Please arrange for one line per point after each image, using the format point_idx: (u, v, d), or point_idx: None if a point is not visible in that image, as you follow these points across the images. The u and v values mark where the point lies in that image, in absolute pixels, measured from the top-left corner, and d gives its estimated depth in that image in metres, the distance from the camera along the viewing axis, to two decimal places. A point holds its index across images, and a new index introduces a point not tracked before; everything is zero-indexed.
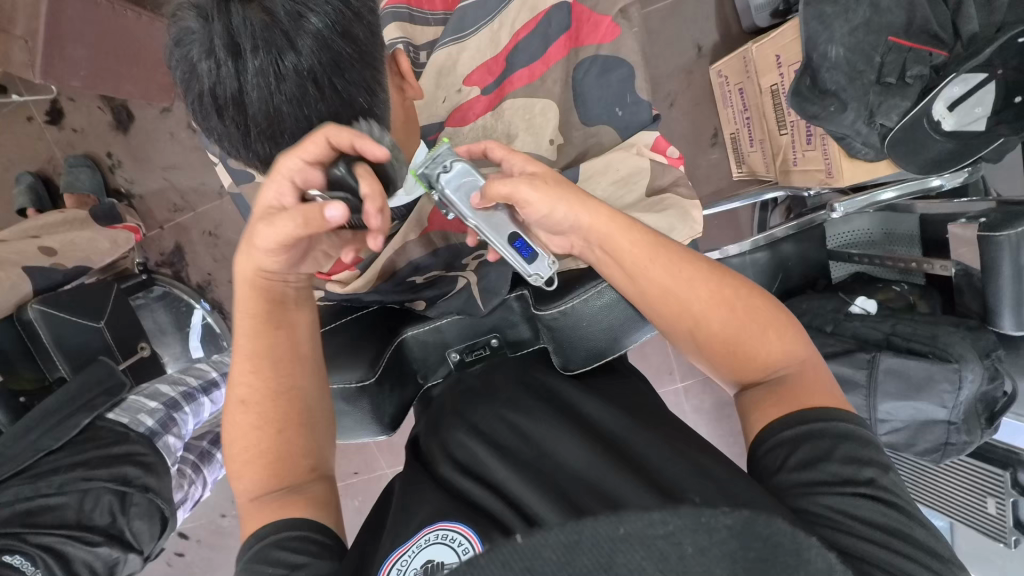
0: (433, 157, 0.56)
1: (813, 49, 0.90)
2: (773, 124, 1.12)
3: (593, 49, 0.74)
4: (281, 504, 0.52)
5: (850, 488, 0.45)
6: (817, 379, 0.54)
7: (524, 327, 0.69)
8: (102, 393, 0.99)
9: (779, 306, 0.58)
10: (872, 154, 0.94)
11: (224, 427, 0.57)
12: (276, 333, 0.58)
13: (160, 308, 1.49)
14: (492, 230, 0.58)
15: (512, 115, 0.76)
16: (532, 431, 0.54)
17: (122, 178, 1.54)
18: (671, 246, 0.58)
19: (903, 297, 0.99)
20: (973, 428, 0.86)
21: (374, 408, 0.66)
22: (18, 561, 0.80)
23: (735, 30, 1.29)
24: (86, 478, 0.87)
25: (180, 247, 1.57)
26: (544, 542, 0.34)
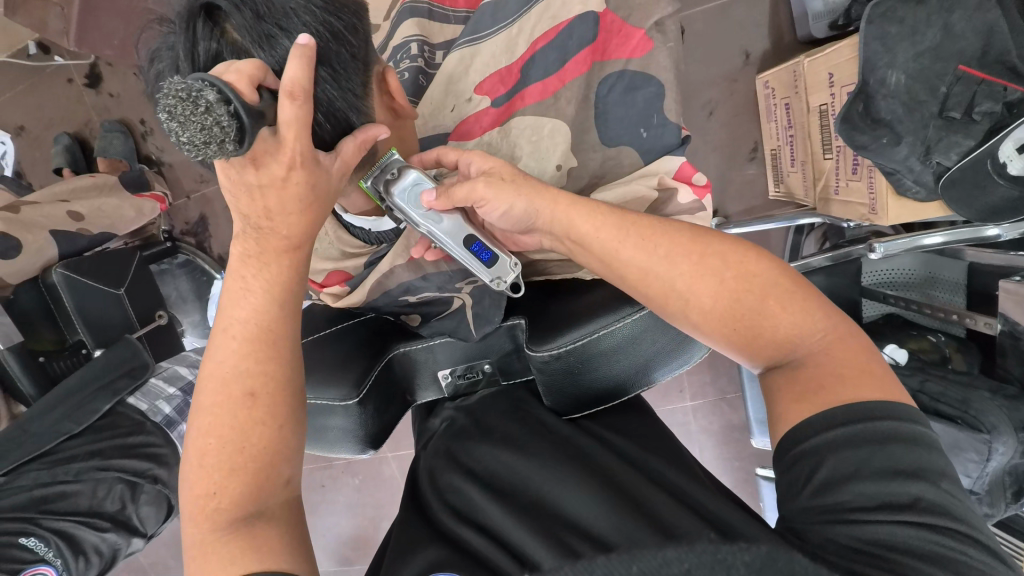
0: (382, 167, 0.60)
1: (870, 73, 0.83)
2: (817, 147, 1.04)
3: (621, 63, 0.70)
4: (246, 545, 0.47)
5: (892, 514, 0.38)
6: (841, 351, 0.47)
7: (515, 358, 0.70)
8: (124, 374, 1.04)
9: (785, 273, 0.53)
10: (923, 193, 0.86)
11: (199, 438, 0.53)
12: (270, 343, 0.55)
13: (182, 277, 1.53)
14: (448, 234, 0.61)
15: (519, 135, 0.71)
16: (526, 475, 0.53)
17: (152, 145, 1.57)
18: (642, 223, 0.56)
19: (938, 348, 0.93)
20: (996, 501, 0.79)
21: (360, 424, 0.65)
22: (32, 543, 0.83)
23: (788, 38, 1.19)
24: (103, 467, 0.92)
25: (204, 217, 1.59)
26: None
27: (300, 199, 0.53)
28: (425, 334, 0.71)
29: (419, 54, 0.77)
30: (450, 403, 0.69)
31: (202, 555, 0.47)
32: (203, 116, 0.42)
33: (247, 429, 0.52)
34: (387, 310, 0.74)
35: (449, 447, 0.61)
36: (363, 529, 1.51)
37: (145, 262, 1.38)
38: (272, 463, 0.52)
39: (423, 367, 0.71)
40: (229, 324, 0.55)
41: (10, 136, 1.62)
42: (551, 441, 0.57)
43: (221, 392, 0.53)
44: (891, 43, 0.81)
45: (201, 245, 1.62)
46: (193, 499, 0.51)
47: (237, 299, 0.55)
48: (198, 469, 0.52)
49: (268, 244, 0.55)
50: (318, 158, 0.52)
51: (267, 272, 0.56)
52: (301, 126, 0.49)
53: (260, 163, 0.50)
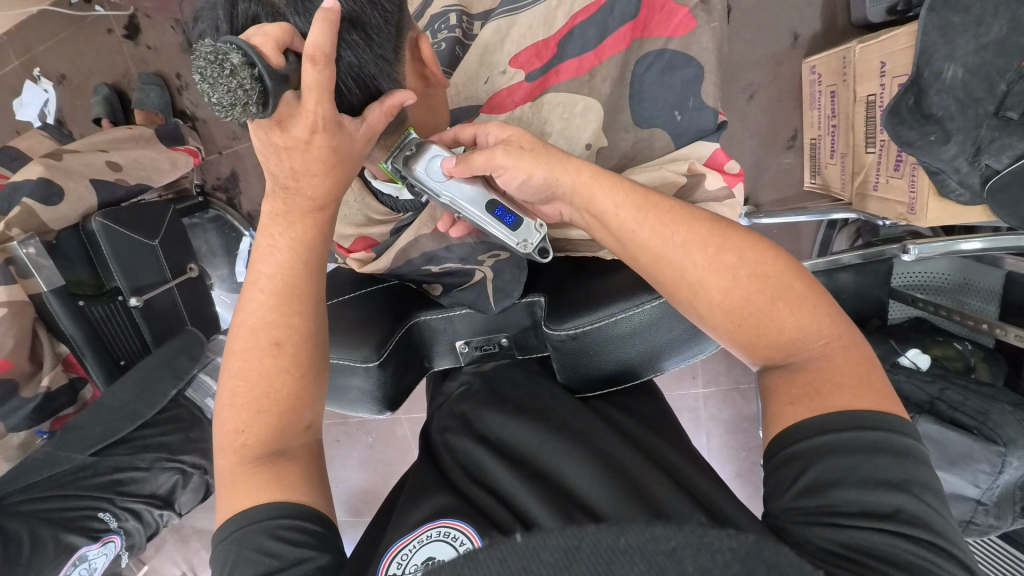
0: (399, 145, 0.60)
1: (926, 64, 0.78)
2: (860, 139, 1.00)
3: (661, 42, 0.68)
4: (274, 478, 0.51)
5: (871, 522, 0.39)
6: (843, 358, 0.48)
7: (532, 334, 0.71)
8: (185, 354, 1.19)
9: (798, 275, 0.52)
10: (967, 197, 0.82)
11: (225, 383, 0.56)
12: (299, 296, 0.57)
13: (212, 231, 1.65)
14: (473, 202, 0.60)
15: (551, 110, 0.70)
16: (528, 443, 0.55)
17: (187, 100, 1.59)
18: (661, 207, 0.55)
19: (964, 357, 0.91)
20: (1004, 514, 0.79)
21: (379, 387, 0.67)
22: (106, 517, 1.01)
23: (841, 21, 1.13)
24: (172, 459, 1.11)
25: (235, 174, 1.63)
26: (543, 545, 0.34)
27: (324, 162, 0.52)
28: (445, 304, 0.73)
29: (457, 25, 0.76)
30: (464, 367, 0.71)
31: (227, 484, 0.51)
32: (229, 79, 0.42)
33: (270, 376, 0.55)
34: (409, 278, 0.75)
35: (465, 410, 0.63)
36: (373, 484, 1.58)
37: (178, 215, 1.42)
38: (293, 407, 0.55)
39: (441, 337, 0.72)
40: (259, 278, 0.57)
41: (53, 84, 1.66)
42: (559, 412, 0.59)
43: (250, 340, 0.56)
44: (953, 35, 0.75)
45: (232, 202, 1.67)
46: (219, 438, 0.54)
47: (267, 255, 0.57)
48: (228, 407, 0.55)
49: (295, 201, 0.55)
50: (342, 123, 0.51)
51: (293, 232, 0.57)
52: (324, 91, 0.48)
53: (288, 124, 0.49)
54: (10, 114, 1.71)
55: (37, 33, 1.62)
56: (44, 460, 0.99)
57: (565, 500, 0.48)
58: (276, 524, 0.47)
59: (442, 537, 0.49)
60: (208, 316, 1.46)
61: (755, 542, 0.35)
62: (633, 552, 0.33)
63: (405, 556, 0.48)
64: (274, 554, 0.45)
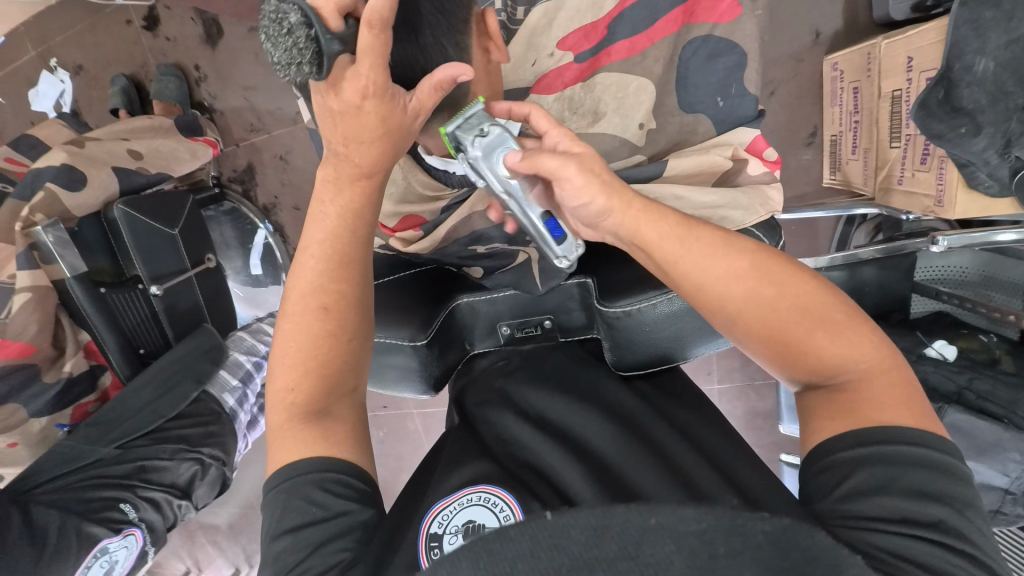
0: (467, 118, 0.56)
1: (956, 58, 0.79)
2: (884, 135, 1.01)
3: (708, 27, 0.68)
4: (320, 434, 0.53)
5: (910, 529, 0.41)
6: (884, 378, 0.49)
7: (579, 314, 0.70)
8: (207, 357, 1.19)
9: (846, 303, 0.53)
10: (996, 188, 0.83)
11: (272, 360, 0.58)
12: (350, 264, 0.58)
13: (228, 223, 1.66)
14: (527, 200, 0.58)
15: (603, 90, 0.70)
16: (566, 418, 0.59)
17: (205, 92, 1.59)
18: (703, 239, 0.56)
19: (989, 349, 0.91)
20: None
21: (422, 367, 0.68)
22: (127, 507, 1.00)
23: (863, 18, 1.14)
24: (193, 450, 1.11)
25: (251, 166, 1.64)
26: (573, 521, 0.34)
27: (373, 130, 0.52)
28: (487, 286, 0.72)
29: (502, 9, 0.77)
30: (505, 349, 0.70)
31: (275, 438, 0.54)
32: (285, 37, 0.45)
33: (316, 338, 0.56)
34: (449, 261, 0.76)
35: (505, 386, 0.65)
36: (386, 478, 1.58)
37: (196, 206, 1.43)
38: (336, 374, 0.57)
39: (481, 320, 0.72)
40: (310, 242, 0.57)
41: (69, 75, 1.66)
42: (600, 393, 0.62)
43: (297, 302, 0.57)
44: (985, 28, 0.76)
45: (247, 193, 1.68)
46: (270, 399, 0.57)
47: (315, 226, 0.57)
48: (278, 365, 0.57)
49: (344, 169, 0.56)
50: (393, 93, 0.50)
51: (341, 198, 0.57)
52: (377, 57, 0.47)
53: (340, 87, 0.49)
54: (26, 104, 1.70)
55: (54, 24, 1.62)
56: (69, 452, 1.00)
57: (603, 478, 0.53)
58: (320, 478, 0.50)
59: (481, 503, 0.54)
60: (223, 308, 1.45)
61: (787, 527, 0.35)
62: (665, 528, 0.33)
63: (447, 516, 0.53)
64: (321, 504, 0.49)
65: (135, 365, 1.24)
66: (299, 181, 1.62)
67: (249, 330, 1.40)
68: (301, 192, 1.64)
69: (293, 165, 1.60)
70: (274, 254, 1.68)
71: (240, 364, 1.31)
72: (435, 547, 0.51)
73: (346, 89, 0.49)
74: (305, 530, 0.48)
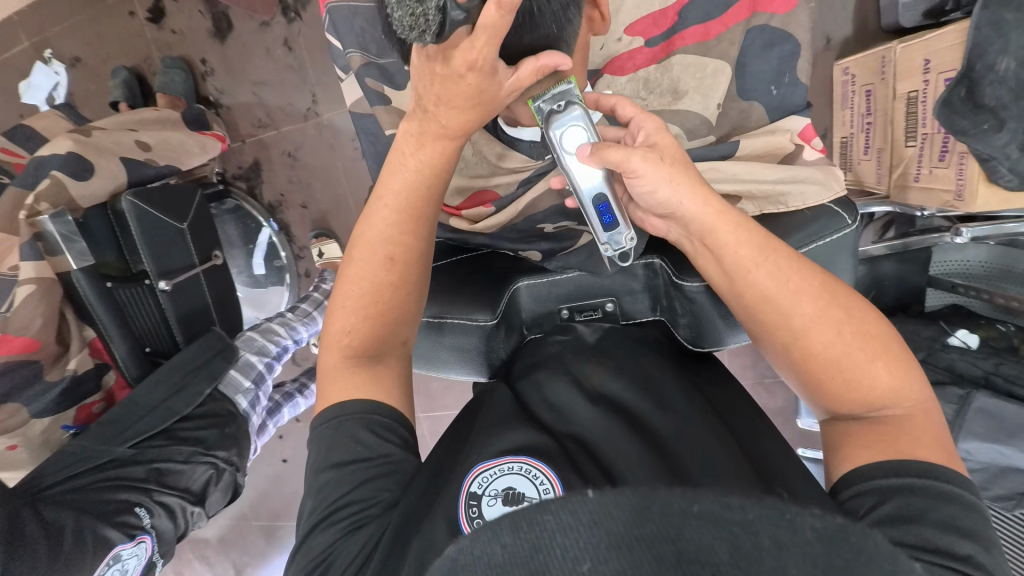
0: (554, 94, 0.59)
1: (978, 58, 0.84)
2: (899, 134, 1.05)
3: (766, 18, 0.69)
4: (370, 379, 0.62)
5: (944, 559, 0.42)
6: (924, 421, 0.51)
7: (642, 297, 0.72)
8: (220, 355, 1.14)
9: (899, 343, 0.55)
10: (1015, 182, 0.87)
11: (335, 297, 0.63)
12: (418, 222, 0.62)
13: (231, 222, 1.57)
14: (585, 183, 0.61)
15: (681, 71, 0.71)
16: (618, 390, 0.61)
17: (212, 86, 1.55)
18: (780, 251, 0.57)
19: (1007, 338, 0.95)
20: None
21: (487, 345, 0.72)
22: (142, 512, 0.96)
23: (872, 26, 1.20)
24: (208, 453, 1.07)
25: (258, 163, 1.61)
26: (614, 501, 0.34)
27: (467, 97, 0.53)
28: (548, 268, 0.74)
29: None
30: (563, 328, 0.71)
31: (334, 373, 0.62)
32: (415, 5, 0.41)
33: (380, 286, 0.61)
34: (505, 247, 0.78)
35: (559, 354, 0.67)
36: None
37: (205, 201, 1.39)
38: (394, 323, 0.63)
39: (539, 302, 0.73)
40: (390, 189, 0.61)
41: (65, 67, 1.59)
42: (647, 372, 0.63)
43: (366, 251, 0.62)
44: (1006, 29, 0.81)
45: (252, 191, 1.65)
46: (325, 337, 0.64)
47: (395, 179, 0.61)
48: (340, 308, 0.62)
49: (429, 128, 0.58)
50: (496, 68, 0.51)
51: (422, 153, 0.60)
52: (494, 35, 0.47)
53: (450, 55, 0.49)
54: (16, 96, 1.63)
55: (51, 14, 1.56)
56: (79, 454, 0.94)
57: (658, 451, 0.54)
58: (368, 420, 0.59)
59: (522, 472, 0.54)
60: (229, 307, 1.40)
61: (841, 524, 0.34)
62: (709, 517, 0.33)
63: (487, 478, 0.54)
64: (365, 444, 0.58)
65: (143, 364, 1.19)
66: (308, 178, 1.60)
67: (259, 330, 1.36)
68: (309, 189, 1.61)
69: (302, 161, 1.58)
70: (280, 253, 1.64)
71: (251, 364, 1.26)
72: (474, 506, 0.52)
73: (455, 57, 0.48)
74: (350, 464, 0.58)
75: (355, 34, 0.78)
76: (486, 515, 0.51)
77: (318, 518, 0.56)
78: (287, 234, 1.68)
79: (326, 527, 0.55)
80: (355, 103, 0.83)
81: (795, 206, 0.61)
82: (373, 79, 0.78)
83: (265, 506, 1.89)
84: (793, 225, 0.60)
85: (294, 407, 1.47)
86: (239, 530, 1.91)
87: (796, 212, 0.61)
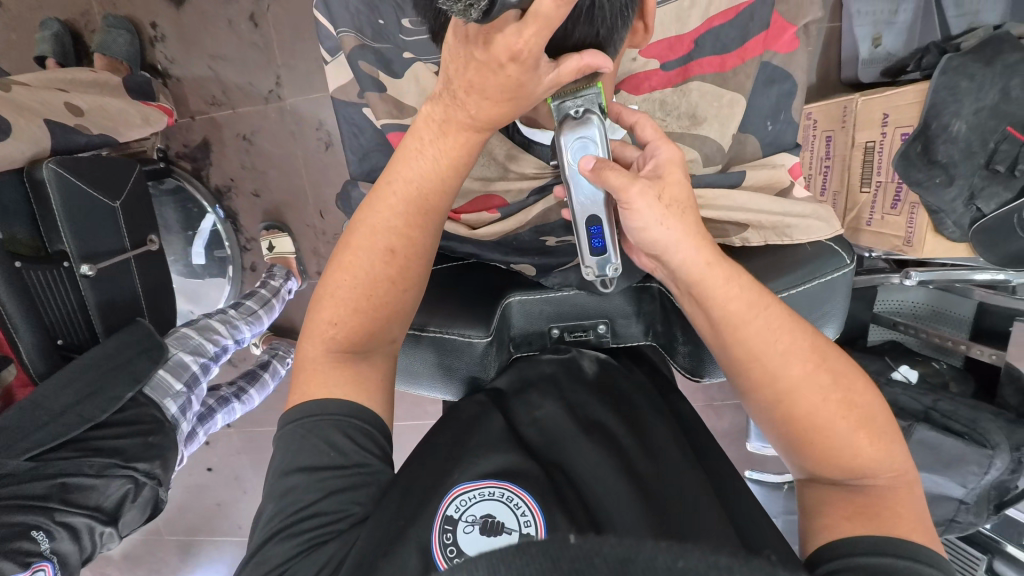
0: (577, 96, 0.56)
1: (935, 118, 0.92)
2: (855, 180, 1.13)
3: (769, 55, 0.71)
4: (354, 376, 0.59)
5: None
6: (902, 494, 0.52)
7: (635, 322, 0.72)
8: (144, 354, 1.00)
9: (883, 411, 0.56)
10: (958, 234, 0.96)
11: (324, 284, 0.60)
12: (425, 215, 0.59)
13: (170, 205, 1.45)
14: (582, 200, 0.58)
15: (699, 97, 0.70)
16: (609, 419, 0.60)
17: (161, 54, 1.41)
18: (772, 310, 0.56)
19: (941, 374, 1.03)
20: (981, 512, 0.90)
21: (480, 363, 0.68)
22: (40, 536, 0.83)
23: (833, 77, 1.29)
24: (126, 466, 0.93)
25: (208, 143, 1.47)
26: (598, 551, 0.37)
27: (504, 90, 0.50)
28: (544, 285, 0.72)
29: None
30: (553, 349, 0.71)
31: (313, 363, 0.58)
32: None
33: (378, 276, 0.59)
34: (496, 259, 0.76)
35: (554, 375, 0.66)
36: None
37: (143, 178, 1.24)
38: (386, 320, 0.60)
39: (533, 317, 0.71)
40: (402, 178, 0.58)
41: None
42: (635, 406, 0.63)
43: (366, 238, 0.59)
44: (960, 95, 0.90)
45: (198, 173, 1.51)
46: (310, 323, 0.60)
47: (407, 169, 0.58)
48: (330, 294, 0.59)
49: (455, 117, 0.55)
50: (538, 63, 0.48)
51: (444, 142, 0.57)
52: (545, 29, 0.44)
53: (492, 39, 0.46)
54: None
55: None
56: None
57: (649, 494, 0.53)
58: (348, 423, 0.56)
59: (503, 499, 0.52)
60: (163, 298, 1.26)
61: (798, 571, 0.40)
62: (693, 572, 0.36)
63: (466, 503, 0.52)
64: (340, 448, 0.55)
65: (53, 357, 1.03)
66: (264, 165, 1.48)
67: (196, 326, 1.22)
68: (264, 177, 1.49)
69: (259, 147, 1.46)
70: (223, 243, 1.50)
71: (184, 364, 1.13)
72: (449, 532, 0.50)
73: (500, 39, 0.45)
74: (321, 471, 0.54)
75: (350, 13, 0.75)
76: (461, 545, 0.50)
77: (278, 526, 0.52)
78: (233, 223, 1.55)
79: (284, 538, 0.51)
80: (341, 89, 0.78)
81: (799, 239, 0.63)
82: (367, 63, 0.74)
83: (180, 521, 1.76)
84: (794, 260, 0.61)
85: (228, 414, 1.34)
86: (148, 545, 1.79)
87: (800, 246, 0.62)
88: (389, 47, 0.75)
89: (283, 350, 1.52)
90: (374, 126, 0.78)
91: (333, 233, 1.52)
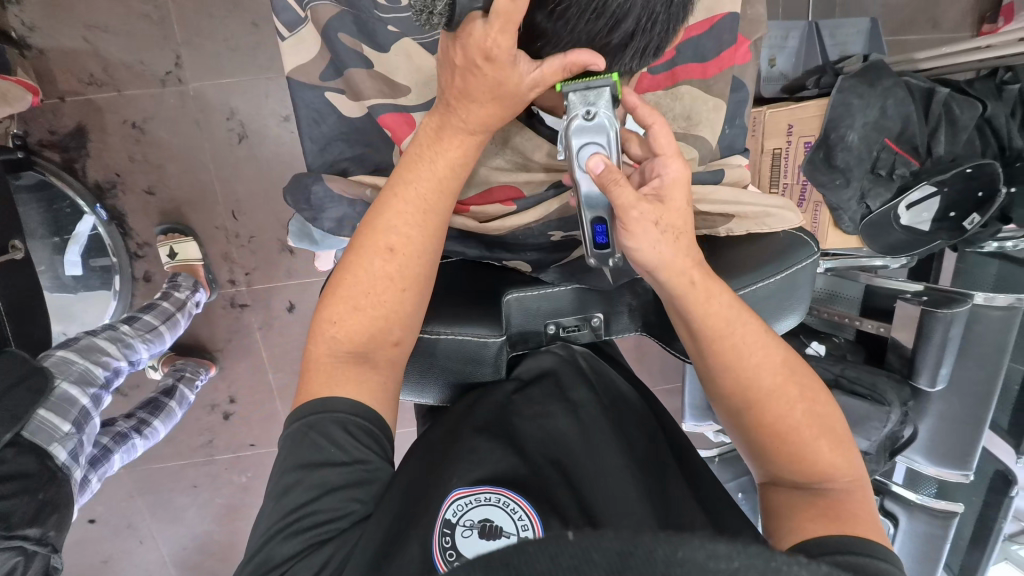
0: (588, 88, 0.52)
1: (834, 130, 1.08)
2: (765, 181, 1.25)
3: (732, 66, 0.78)
4: (355, 376, 0.54)
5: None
6: (858, 498, 0.55)
7: (628, 317, 0.74)
8: (21, 386, 0.81)
9: (841, 425, 0.60)
10: (851, 227, 1.14)
11: (325, 290, 0.56)
12: (426, 216, 0.55)
13: (33, 203, 1.17)
14: (589, 202, 0.57)
15: (689, 100, 0.75)
16: (611, 417, 0.62)
17: (17, 19, 1.15)
18: (748, 326, 0.60)
19: (841, 348, 1.23)
20: (880, 460, 1.08)
21: (493, 364, 0.67)
22: None
23: None
24: (10, 536, 0.75)
25: (84, 130, 1.23)
26: (595, 546, 0.33)
27: (490, 92, 0.50)
28: (541, 280, 0.72)
29: None
30: (552, 346, 0.71)
31: (316, 371, 0.54)
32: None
33: (375, 278, 0.54)
34: (487, 257, 0.74)
35: (554, 368, 0.67)
36: None
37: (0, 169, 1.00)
38: (385, 328, 0.55)
39: (532, 314, 0.71)
40: (398, 187, 0.55)
41: None
42: (635, 409, 0.65)
43: (364, 240, 0.55)
44: (853, 111, 1.06)
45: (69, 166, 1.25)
46: (315, 324, 0.56)
47: (405, 180, 0.55)
48: (330, 299, 0.55)
49: (453, 123, 0.54)
50: (516, 60, 0.48)
51: (443, 148, 0.55)
52: (511, 22, 0.45)
53: (464, 42, 0.47)
54: None
55: None
56: None
57: (648, 489, 0.54)
58: (353, 422, 0.52)
59: (500, 505, 0.49)
60: (34, 317, 1.01)
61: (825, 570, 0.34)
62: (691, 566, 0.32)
63: (462, 508, 0.49)
64: (339, 445, 0.51)
65: None
66: (160, 158, 1.27)
67: (75, 348, 0.99)
68: (161, 171, 1.28)
69: (154, 136, 1.25)
70: (109, 248, 1.26)
71: (73, 393, 0.93)
72: (448, 536, 0.47)
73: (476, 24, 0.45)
74: (323, 470, 0.50)
75: None
76: (460, 549, 0.47)
77: (276, 527, 0.49)
78: (120, 225, 1.31)
79: (287, 537, 0.48)
80: (302, 72, 0.70)
81: (774, 228, 0.70)
82: (348, 34, 0.69)
83: None
84: (773, 249, 0.68)
85: (128, 453, 1.12)
86: None
87: (775, 234, 0.70)
88: (362, 31, 0.70)
89: (191, 372, 1.31)
90: (341, 115, 0.71)
91: (249, 237, 1.34)
